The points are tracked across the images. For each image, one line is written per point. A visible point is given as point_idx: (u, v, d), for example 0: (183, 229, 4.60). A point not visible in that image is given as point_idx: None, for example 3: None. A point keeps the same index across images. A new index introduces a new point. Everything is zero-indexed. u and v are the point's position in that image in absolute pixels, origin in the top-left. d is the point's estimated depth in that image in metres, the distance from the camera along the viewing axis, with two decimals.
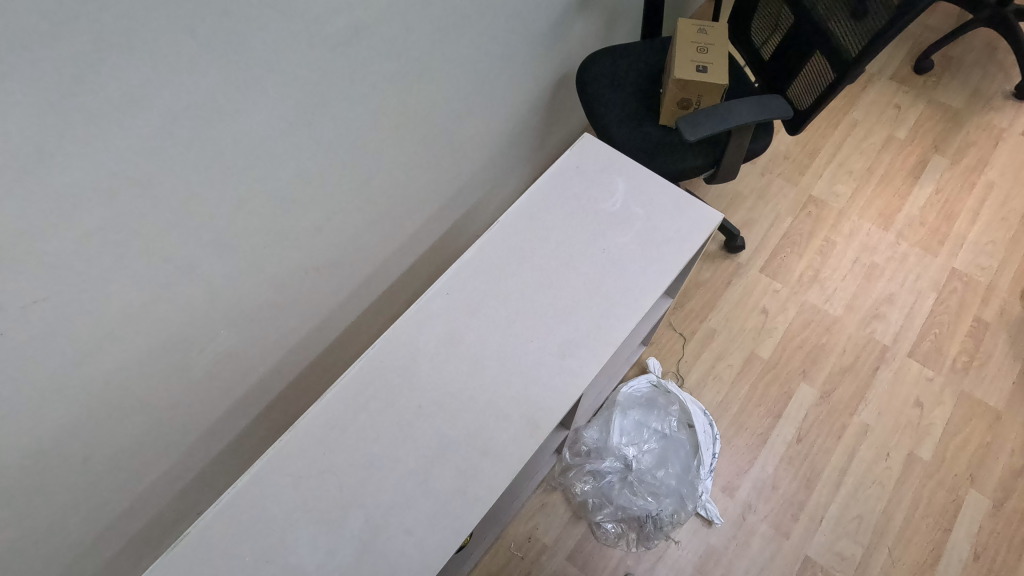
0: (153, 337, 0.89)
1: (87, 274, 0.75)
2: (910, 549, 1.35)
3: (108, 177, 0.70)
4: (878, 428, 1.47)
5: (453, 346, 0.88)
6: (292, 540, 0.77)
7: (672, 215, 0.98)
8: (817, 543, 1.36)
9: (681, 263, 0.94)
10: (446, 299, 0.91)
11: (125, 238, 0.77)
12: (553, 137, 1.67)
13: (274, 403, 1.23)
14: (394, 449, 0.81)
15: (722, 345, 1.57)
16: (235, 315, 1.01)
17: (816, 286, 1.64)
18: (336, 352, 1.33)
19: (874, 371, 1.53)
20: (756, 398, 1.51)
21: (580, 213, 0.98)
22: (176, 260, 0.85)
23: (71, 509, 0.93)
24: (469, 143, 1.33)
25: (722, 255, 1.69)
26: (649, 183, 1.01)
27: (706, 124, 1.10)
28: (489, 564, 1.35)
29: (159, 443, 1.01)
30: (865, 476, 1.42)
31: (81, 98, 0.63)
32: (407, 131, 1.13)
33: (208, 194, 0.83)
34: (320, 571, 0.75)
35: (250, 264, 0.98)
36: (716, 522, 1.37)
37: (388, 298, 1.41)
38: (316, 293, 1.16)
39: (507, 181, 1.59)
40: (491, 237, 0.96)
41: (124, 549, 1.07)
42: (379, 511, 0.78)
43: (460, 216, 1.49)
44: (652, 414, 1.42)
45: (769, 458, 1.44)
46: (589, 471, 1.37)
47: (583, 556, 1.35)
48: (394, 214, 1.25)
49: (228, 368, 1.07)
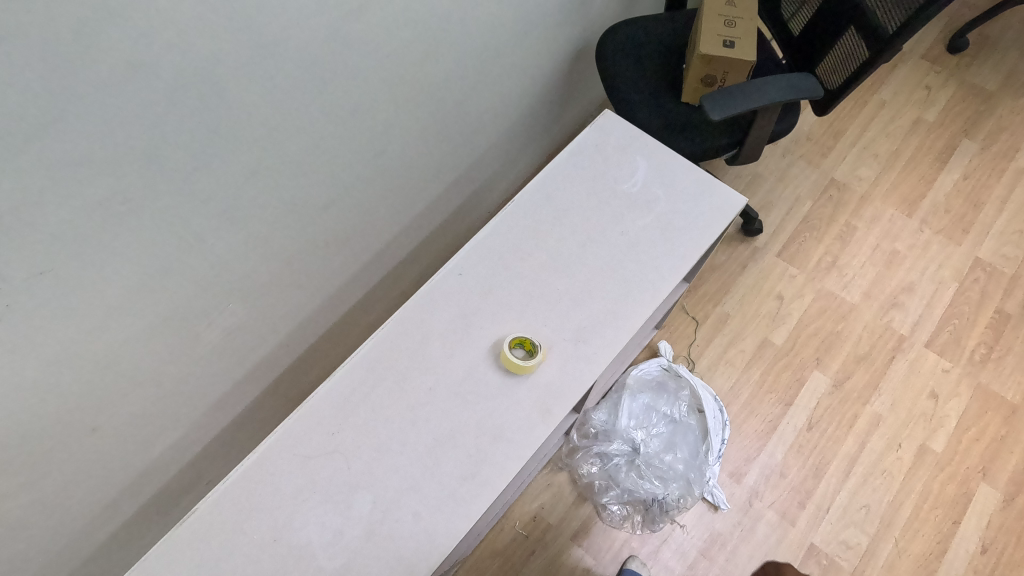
0: (159, 311, 0.88)
1: (94, 245, 0.74)
2: (917, 540, 1.34)
3: (113, 149, 0.68)
4: (891, 418, 1.45)
5: (465, 328, 0.85)
6: (300, 519, 0.74)
7: (693, 197, 0.95)
8: (824, 530, 1.34)
9: (702, 248, 0.91)
10: (460, 279, 0.88)
11: (132, 209, 0.75)
12: (569, 112, 1.62)
13: (283, 377, 1.22)
14: (402, 430, 0.79)
15: (734, 330, 1.55)
16: (242, 289, 0.99)
17: (834, 272, 1.61)
18: (343, 328, 1.31)
19: (889, 361, 1.51)
20: (768, 384, 1.48)
21: (599, 194, 0.95)
22: (182, 232, 0.83)
23: (78, 479, 0.92)
24: (484, 116, 1.29)
25: (739, 238, 1.65)
26: (672, 164, 0.97)
27: (730, 101, 1.06)
28: (494, 541, 1.35)
29: (165, 416, 1.01)
30: (875, 465, 1.40)
31: (85, 65, 0.61)
32: (421, 103, 1.09)
33: (213, 164, 0.81)
34: (329, 553, 0.73)
35: (259, 238, 0.96)
36: (722, 508, 1.36)
37: (399, 274, 1.38)
38: (324, 268, 1.14)
39: (521, 156, 1.55)
40: (508, 214, 0.93)
41: (131, 519, 1.07)
42: (388, 494, 0.75)
43: (474, 191, 1.45)
44: (661, 398, 1.41)
45: (778, 445, 1.42)
46: (596, 453, 1.37)
47: (588, 537, 1.35)
48: (405, 188, 1.21)
49: (234, 343, 1.05)
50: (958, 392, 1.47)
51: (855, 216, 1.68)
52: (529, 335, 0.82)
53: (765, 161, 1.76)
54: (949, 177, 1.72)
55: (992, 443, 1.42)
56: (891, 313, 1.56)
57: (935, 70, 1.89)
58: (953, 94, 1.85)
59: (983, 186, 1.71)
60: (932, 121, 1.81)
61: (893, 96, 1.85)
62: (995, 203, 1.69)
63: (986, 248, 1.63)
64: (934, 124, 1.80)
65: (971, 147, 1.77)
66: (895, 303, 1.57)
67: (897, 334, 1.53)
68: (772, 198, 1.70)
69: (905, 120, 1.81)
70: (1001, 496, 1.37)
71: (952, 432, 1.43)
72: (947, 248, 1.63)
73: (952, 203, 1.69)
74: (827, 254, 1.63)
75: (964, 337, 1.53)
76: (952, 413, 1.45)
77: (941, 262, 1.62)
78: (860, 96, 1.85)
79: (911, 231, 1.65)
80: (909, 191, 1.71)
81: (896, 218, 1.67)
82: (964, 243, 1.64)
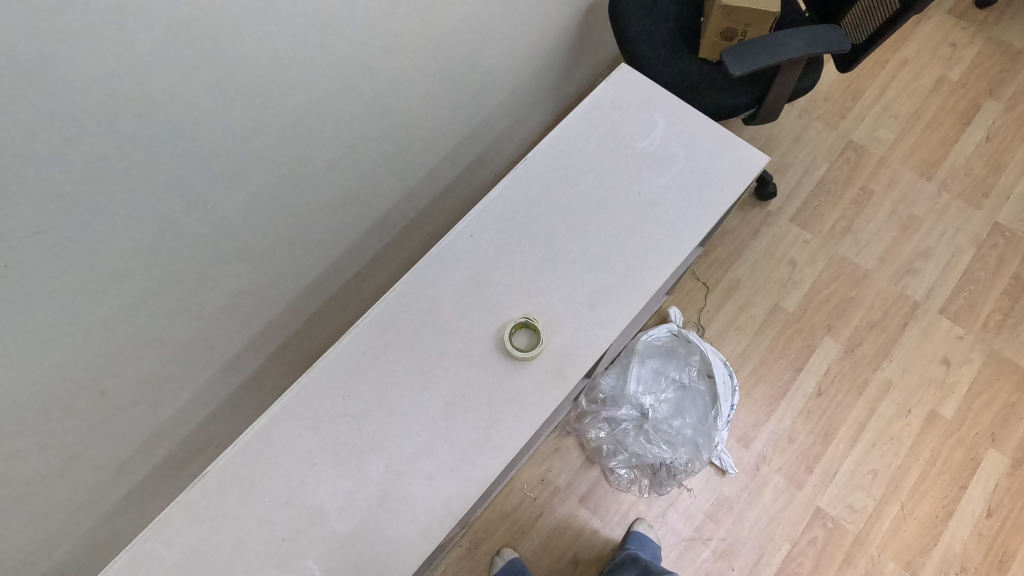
0: (164, 273, 0.86)
1: (93, 204, 0.71)
2: (923, 504, 1.34)
3: (107, 99, 0.66)
4: (902, 384, 1.44)
5: (476, 291, 0.83)
6: (312, 481, 0.74)
7: (713, 155, 0.91)
8: (830, 494, 1.35)
9: (722, 209, 0.88)
10: (470, 240, 0.85)
11: (130, 166, 0.72)
12: (579, 70, 1.56)
13: (290, 341, 1.20)
14: (414, 394, 0.77)
15: (746, 295, 1.52)
16: (247, 252, 0.97)
17: (848, 237, 1.57)
18: (349, 293, 1.29)
19: (902, 327, 1.49)
20: (778, 350, 1.47)
21: (614, 152, 0.92)
22: (184, 191, 0.80)
23: (88, 441, 0.92)
24: (493, 73, 1.24)
25: (753, 202, 1.61)
26: (691, 120, 0.93)
27: (753, 57, 1.00)
28: (502, 503, 1.36)
29: (173, 379, 1.00)
30: (884, 430, 1.40)
31: (74, 6, 0.58)
32: (428, 58, 1.05)
33: (213, 120, 0.78)
34: (342, 515, 0.72)
35: (263, 199, 0.93)
36: (730, 472, 1.36)
37: (405, 238, 1.35)
38: (330, 231, 1.11)
39: (529, 117, 1.50)
40: (518, 174, 0.90)
41: (141, 483, 1.07)
42: (400, 457, 0.75)
43: (481, 153, 1.41)
44: (671, 363, 1.39)
45: (787, 411, 1.42)
46: (604, 418, 1.37)
47: (595, 500, 1.36)
48: (413, 149, 1.18)
49: (240, 306, 1.03)
50: (970, 358, 1.46)
51: (872, 179, 1.63)
52: (531, 320, 0.80)
53: (781, 123, 1.70)
54: (971, 139, 1.67)
55: (1003, 409, 1.41)
56: (906, 278, 1.53)
57: (961, 27, 1.81)
58: (978, 52, 1.78)
59: (1006, 149, 1.66)
60: (956, 80, 1.74)
61: (916, 54, 1.77)
62: (1017, 166, 1.64)
63: (1006, 212, 1.59)
64: (958, 84, 1.74)
65: (995, 108, 1.71)
66: (910, 269, 1.54)
67: (911, 300, 1.51)
68: (787, 160, 1.66)
69: (928, 79, 1.74)
70: (1009, 462, 1.37)
71: (962, 398, 1.42)
72: (965, 212, 1.59)
73: (973, 166, 1.64)
74: (842, 219, 1.59)
75: (980, 303, 1.51)
76: (964, 379, 1.44)
77: (959, 227, 1.58)
78: (882, 54, 1.78)
79: (929, 195, 1.61)
80: (929, 154, 1.66)
81: (915, 182, 1.63)
82: (983, 207, 1.60)
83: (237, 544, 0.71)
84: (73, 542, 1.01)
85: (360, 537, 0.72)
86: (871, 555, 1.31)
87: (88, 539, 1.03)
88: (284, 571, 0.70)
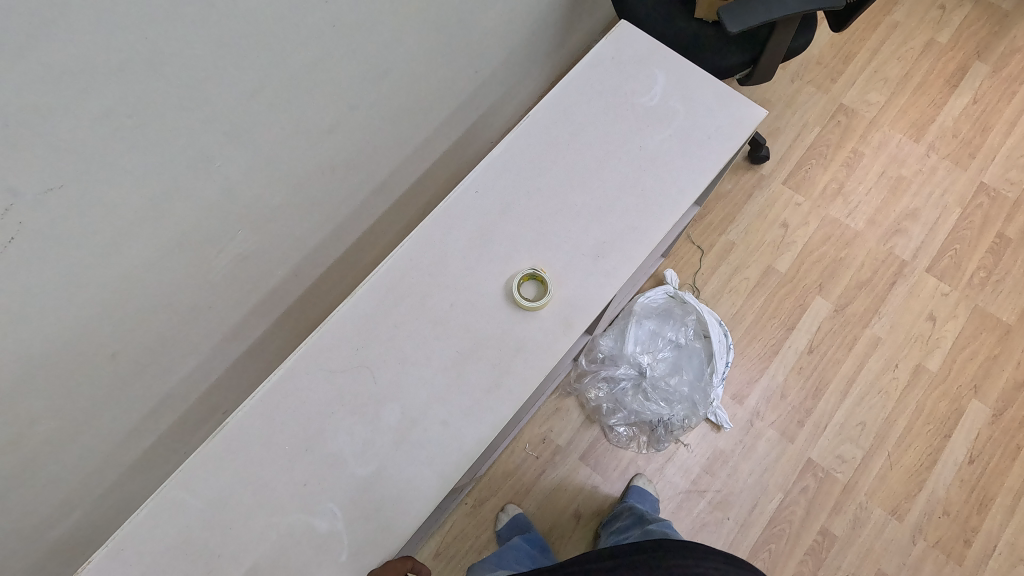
0: (172, 235, 0.86)
1: (103, 161, 0.71)
2: (908, 453, 1.40)
3: (114, 55, 0.65)
4: (889, 340, 1.49)
5: (485, 244, 0.88)
6: (331, 430, 0.79)
7: (712, 110, 0.98)
8: (820, 446, 1.41)
9: (717, 162, 0.94)
10: (476, 196, 0.91)
11: (139, 123, 0.72)
12: (574, 35, 1.56)
13: (293, 308, 1.21)
14: (427, 345, 0.83)
15: (739, 257, 1.55)
16: (252, 215, 0.97)
17: (839, 199, 1.60)
18: (349, 260, 1.30)
19: (890, 285, 1.53)
20: (771, 310, 1.51)
21: (616, 107, 0.97)
22: (190, 150, 0.80)
23: (100, 407, 0.92)
24: (491, 35, 1.24)
25: (745, 166, 1.63)
26: (690, 78, 1.00)
27: (749, 13, 1.00)
28: (505, 462, 1.40)
29: (184, 344, 1.00)
30: (871, 385, 1.45)
31: None
32: (427, 18, 1.04)
33: (220, 79, 0.78)
34: (359, 460, 0.78)
35: (267, 162, 0.93)
36: (725, 427, 1.41)
37: (401, 206, 1.36)
38: (330, 196, 1.12)
39: (523, 83, 1.51)
40: (521, 132, 0.95)
41: (152, 450, 1.07)
42: (414, 406, 0.81)
43: (476, 120, 1.42)
44: (667, 323, 1.42)
45: (779, 368, 1.46)
46: (603, 377, 1.39)
47: (596, 457, 1.40)
48: (410, 113, 1.18)
49: (246, 271, 1.04)
50: (955, 313, 1.51)
51: (862, 141, 1.66)
52: (539, 272, 0.86)
53: (774, 87, 1.72)
54: (958, 101, 1.70)
55: (985, 362, 1.47)
56: (894, 239, 1.57)
57: None
58: (967, 15, 1.80)
59: (992, 111, 1.69)
60: (945, 43, 1.76)
61: (906, 17, 1.79)
62: (1002, 127, 1.67)
63: (991, 172, 1.63)
64: (947, 47, 1.76)
65: (982, 70, 1.73)
66: (898, 229, 1.58)
67: (899, 260, 1.55)
68: (779, 125, 1.68)
69: (918, 42, 1.76)
70: (990, 411, 1.43)
71: (947, 352, 1.48)
72: (952, 173, 1.63)
73: (960, 127, 1.67)
74: (833, 181, 1.62)
75: (965, 261, 1.55)
76: (949, 335, 1.49)
77: (947, 187, 1.62)
78: (873, 17, 1.79)
79: (918, 157, 1.64)
80: (918, 116, 1.68)
81: (903, 144, 1.66)
82: (970, 167, 1.64)
83: (260, 489, 0.77)
84: (87, 508, 1.01)
85: (378, 480, 0.78)
86: (860, 502, 1.37)
87: (101, 505, 1.03)
88: (306, 514, 0.76)
